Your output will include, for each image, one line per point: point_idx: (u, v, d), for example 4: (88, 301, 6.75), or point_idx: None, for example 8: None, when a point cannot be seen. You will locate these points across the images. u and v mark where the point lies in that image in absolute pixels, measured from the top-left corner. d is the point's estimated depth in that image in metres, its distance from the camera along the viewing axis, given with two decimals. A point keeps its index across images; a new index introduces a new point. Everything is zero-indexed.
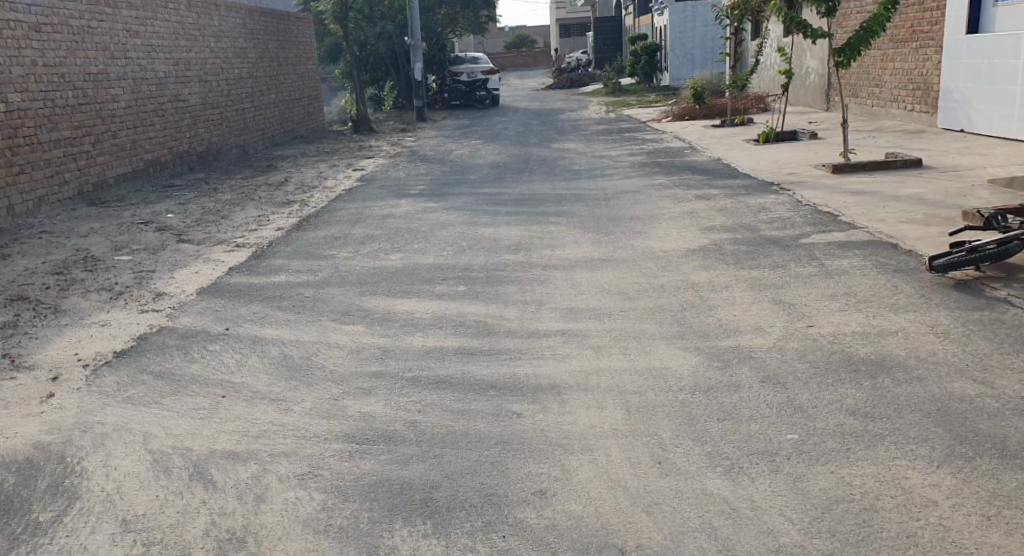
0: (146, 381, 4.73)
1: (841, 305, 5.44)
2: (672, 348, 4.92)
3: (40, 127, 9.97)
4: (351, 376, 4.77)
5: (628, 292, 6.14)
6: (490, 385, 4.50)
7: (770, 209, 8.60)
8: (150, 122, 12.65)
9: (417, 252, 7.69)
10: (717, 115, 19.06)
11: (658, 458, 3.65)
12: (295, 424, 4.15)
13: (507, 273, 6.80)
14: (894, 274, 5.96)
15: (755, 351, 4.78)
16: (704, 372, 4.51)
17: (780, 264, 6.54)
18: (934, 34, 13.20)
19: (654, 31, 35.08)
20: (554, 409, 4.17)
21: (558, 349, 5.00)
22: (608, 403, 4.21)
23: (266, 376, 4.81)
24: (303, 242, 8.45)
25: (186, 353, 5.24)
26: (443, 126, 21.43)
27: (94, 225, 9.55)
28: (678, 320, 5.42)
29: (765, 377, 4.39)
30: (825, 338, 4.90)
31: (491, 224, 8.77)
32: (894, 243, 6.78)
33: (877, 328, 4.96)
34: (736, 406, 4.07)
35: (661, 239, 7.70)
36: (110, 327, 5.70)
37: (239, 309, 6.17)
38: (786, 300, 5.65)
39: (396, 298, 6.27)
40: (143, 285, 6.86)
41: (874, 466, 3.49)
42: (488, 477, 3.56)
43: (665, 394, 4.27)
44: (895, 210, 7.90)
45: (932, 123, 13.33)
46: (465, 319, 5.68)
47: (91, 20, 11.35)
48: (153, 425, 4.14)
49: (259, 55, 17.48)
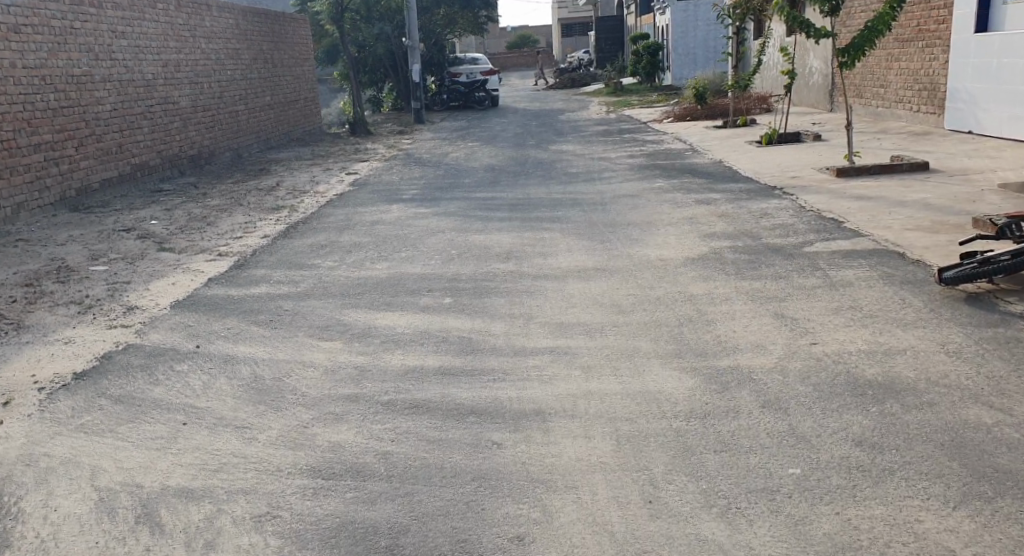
0: (103, 407, 4.45)
1: (846, 320, 5.12)
2: (668, 369, 4.60)
3: (18, 132, 9.68)
4: (322, 399, 4.46)
5: (623, 304, 5.82)
6: (471, 410, 4.19)
7: (772, 215, 8.27)
8: (138, 126, 12.36)
9: (405, 261, 7.39)
10: (718, 116, 18.74)
11: (648, 496, 3.34)
12: (257, 456, 3.84)
13: (496, 284, 6.49)
14: (902, 286, 5.64)
15: (755, 373, 4.46)
16: (700, 397, 4.19)
17: (782, 274, 6.22)
18: (941, 34, 12.88)
19: (657, 30, 34.76)
20: (537, 438, 3.85)
21: (545, 370, 4.68)
22: (596, 431, 3.89)
23: (233, 400, 4.50)
24: (288, 250, 8.14)
25: (151, 374, 4.93)
26: (441, 128, 21.12)
27: (73, 232, 9.25)
28: (675, 336, 5.10)
29: (765, 402, 4.07)
30: (829, 357, 4.57)
31: (482, 231, 8.46)
32: (901, 252, 6.46)
33: (885, 346, 4.64)
34: (734, 436, 3.74)
35: (659, 247, 7.39)
36: (73, 346, 5.42)
37: (213, 323, 5.86)
38: (789, 315, 5.33)
39: (378, 312, 5.96)
40: (116, 298, 6.57)
41: (883, 506, 3.17)
42: (461, 520, 3.25)
43: (658, 422, 3.95)
44: (902, 216, 7.58)
45: (939, 124, 13.00)
46: (449, 334, 5.37)
47: (74, 21, 11.06)
48: (103, 458, 3.87)
49: (252, 56, 17.18)
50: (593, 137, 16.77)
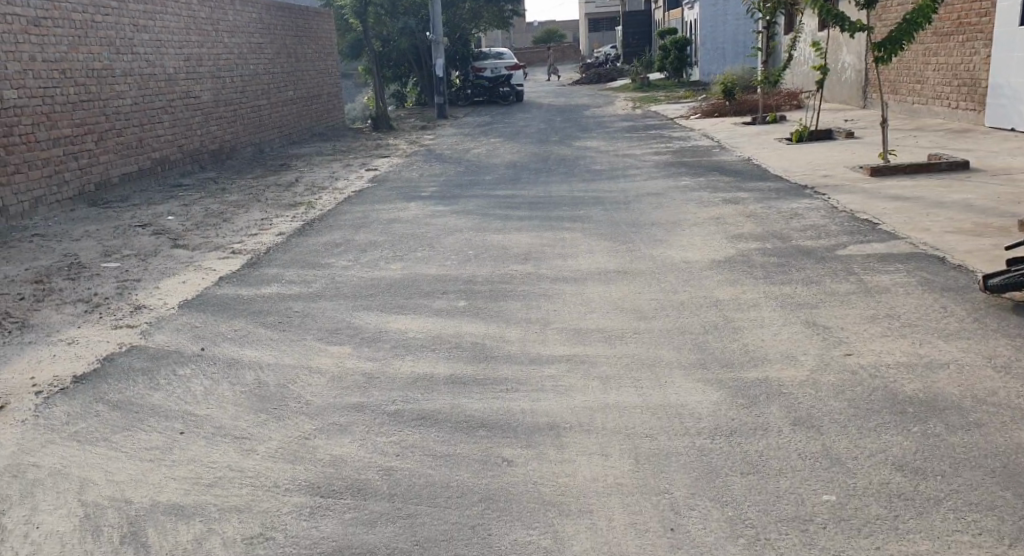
0: (99, 413, 4.26)
1: (884, 330, 4.84)
2: (691, 381, 4.34)
3: (37, 126, 9.55)
4: (327, 408, 4.24)
5: (645, 310, 5.57)
6: (481, 423, 3.96)
7: (803, 215, 7.98)
8: (159, 120, 12.23)
9: (421, 261, 7.18)
10: (747, 113, 18.38)
11: (669, 523, 3.08)
12: (254, 471, 3.63)
13: (513, 286, 6.26)
14: (943, 293, 5.35)
15: (785, 386, 4.19)
16: (726, 413, 3.93)
17: (814, 279, 5.94)
18: (983, 27, 12.49)
19: (685, 25, 34.44)
20: (550, 455, 3.61)
21: (562, 380, 4.44)
22: (613, 449, 3.65)
23: (233, 407, 4.29)
24: (303, 249, 7.96)
25: (152, 378, 4.74)
26: (464, 124, 20.94)
27: (89, 228, 9.12)
28: (700, 345, 4.84)
29: (796, 419, 3.81)
30: (865, 371, 4.29)
31: (502, 230, 8.23)
32: (942, 256, 6.15)
33: (925, 358, 4.36)
34: (761, 457, 3.49)
35: (683, 248, 7.12)
36: (75, 347, 5.24)
37: (221, 325, 5.66)
38: (821, 323, 5.05)
39: (391, 315, 5.75)
40: (124, 297, 6.39)
41: (928, 541, 2.89)
42: (466, 546, 3.03)
43: (681, 439, 3.70)
44: (942, 218, 7.27)
45: (979, 121, 12.60)
46: (462, 340, 5.15)
47: (95, 14, 10.92)
48: (95, 470, 3.69)
49: (276, 50, 17.03)
50: (617, 133, 16.48)
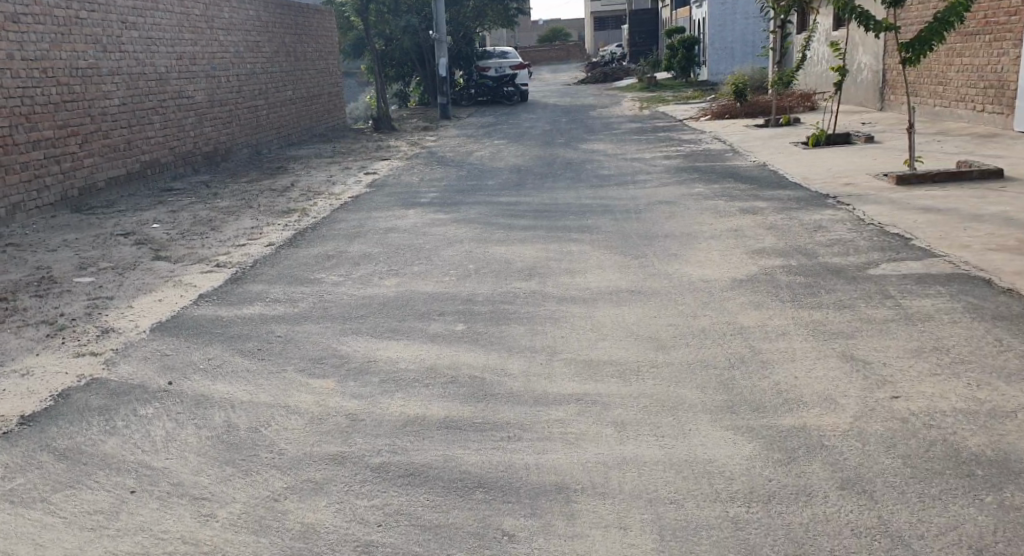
0: (41, 465, 3.72)
1: (931, 366, 4.31)
2: (718, 429, 3.78)
3: (15, 127, 9.03)
4: (301, 459, 3.71)
5: (662, 338, 5.01)
6: (479, 482, 3.45)
7: (828, 228, 7.42)
8: (148, 121, 11.69)
9: (417, 277, 6.65)
10: (759, 113, 17.77)
11: None
12: (210, 545, 3.13)
13: (516, 307, 5.72)
14: (995, 323, 4.82)
15: (826, 437, 3.64)
16: (763, 473, 3.40)
17: (847, 302, 5.39)
18: (1011, 27, 11.90)
19: (694, 23, 33.91)
20: (558, 529, 3.13)
21: (571, 427, 3.89)
22: (633, 519, 3.16)
23: (196, 459, 3.75)
24: (292, 262, 7.42)
25: (109, 419, 4.17)
26: (466, 125, 20.37)
27: (67, 236, 8.58)
28: (725, 382, 4.28)
29: (843, 481, 3.31)
30: (918, 418, 3.76)
31: (504, 241, 7.69)
32: (987, 278, 5.62)
33: (989, 405, 3.83)
34: (808, 533, 3.02)
35: (701, 264, 6.57)
36: (31, 379, 4.71)
37: (192, 353, 5.12)
38: (858, 356, 4.51)
39: (381, 340, 5.21)
40: (92, 318, 5.85)
41: None
42: None
43: (712, 506, 3.20)
44: (982, 233, 6.72)
45: (1006, 125, 12.05)
46: (459, 374, 4.59)
47: (80, 9, 10.40)
48: (23, 543, 3.16)
49: (273, 49, 16.47)
50: (624, 135, 15.95)
